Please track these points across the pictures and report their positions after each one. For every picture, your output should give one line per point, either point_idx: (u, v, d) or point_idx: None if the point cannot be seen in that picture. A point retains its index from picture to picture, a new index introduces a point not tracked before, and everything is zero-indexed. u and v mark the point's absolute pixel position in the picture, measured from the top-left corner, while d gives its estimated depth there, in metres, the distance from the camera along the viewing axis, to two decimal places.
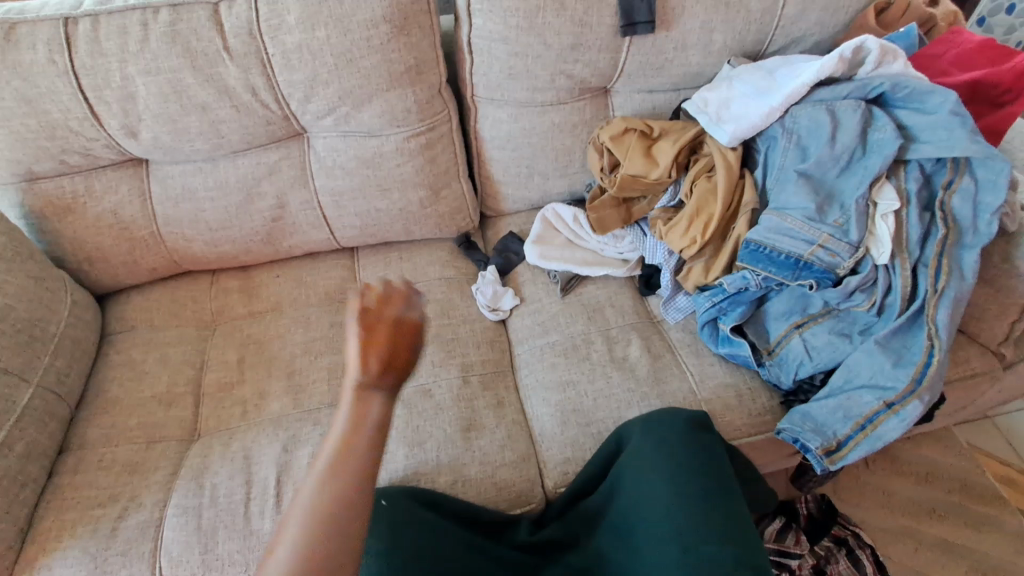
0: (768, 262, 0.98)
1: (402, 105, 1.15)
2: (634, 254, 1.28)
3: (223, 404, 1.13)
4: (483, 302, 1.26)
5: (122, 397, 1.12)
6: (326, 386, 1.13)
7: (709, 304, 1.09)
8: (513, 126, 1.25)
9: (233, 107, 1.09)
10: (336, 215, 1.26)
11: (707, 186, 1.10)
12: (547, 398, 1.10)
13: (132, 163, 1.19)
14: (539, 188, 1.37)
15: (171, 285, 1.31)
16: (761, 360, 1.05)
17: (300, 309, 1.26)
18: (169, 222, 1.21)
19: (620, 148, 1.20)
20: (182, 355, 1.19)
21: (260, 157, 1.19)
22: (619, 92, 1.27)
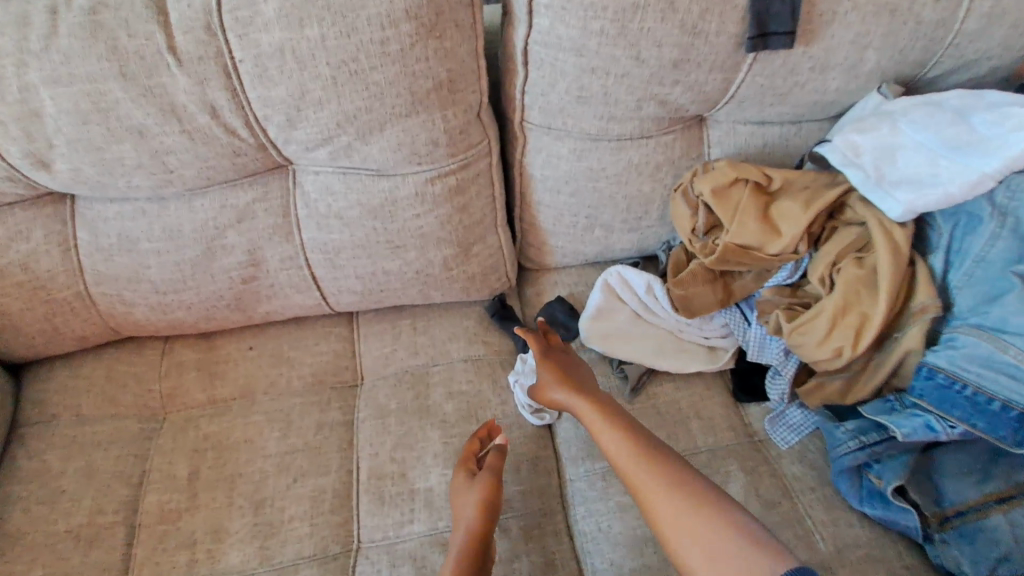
0: (971, 409, 0.69)
1: (425, 136, 0.82)
2: (728, 341, 0.95)
3: (163, 546, 0.81)
4: (523, 401, 0.92)
5: (25, 531, 0.81)
6: (307, 528, 0.81)
7: (856, 446, 0.76)
8: (574, 165, 0.92)
9: (185, 132, 0.77)
10: (329, 276, 0.93)
11: (859, 273, 0.78)
12: (616, 563, 0.78)
13: (51, 199, 0.86)
14: (599, 243, 1.03)
15: (108, 355, 0.99)
16: (930, 533, 0.73)
17: (277, 400, 0.94)
18: (102, 281, 0.89)
19: (725, 206, 0.87)
20: (114, 464, 0.87)
21: (227, 197, 0.86)
22: (718, 121, 0.93)
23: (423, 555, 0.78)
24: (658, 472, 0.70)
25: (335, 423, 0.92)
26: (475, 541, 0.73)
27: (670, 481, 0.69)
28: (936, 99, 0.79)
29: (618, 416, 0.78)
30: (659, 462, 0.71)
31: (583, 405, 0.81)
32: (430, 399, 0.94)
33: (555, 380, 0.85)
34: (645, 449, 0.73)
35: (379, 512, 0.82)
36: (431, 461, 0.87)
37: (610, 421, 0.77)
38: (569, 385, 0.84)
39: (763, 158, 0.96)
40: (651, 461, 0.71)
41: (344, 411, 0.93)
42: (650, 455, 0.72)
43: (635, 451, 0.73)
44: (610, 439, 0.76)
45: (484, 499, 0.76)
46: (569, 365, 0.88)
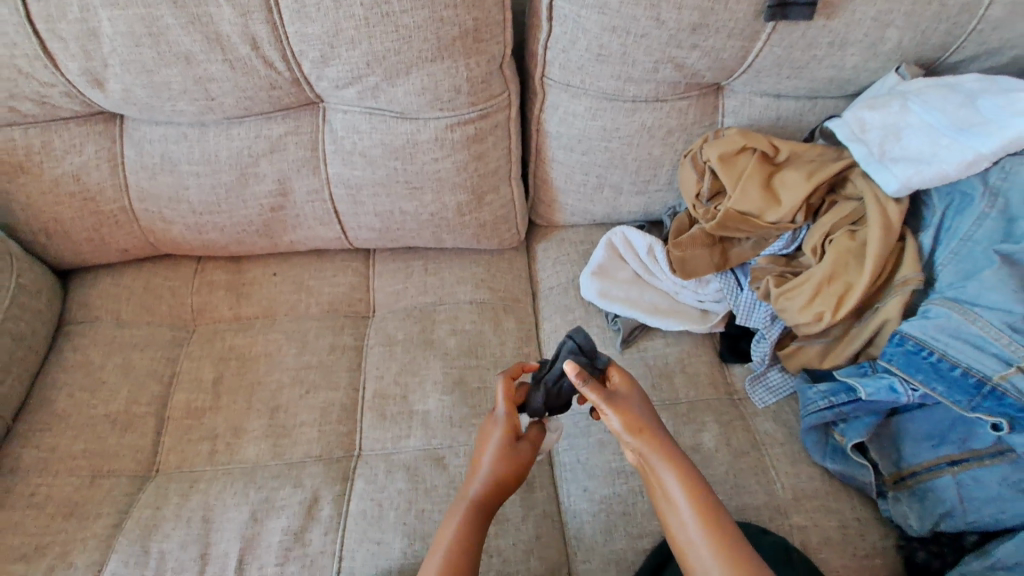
0: (933, 373, 0.72)
1: (448, 83, 0.87)
2: (720, 306, 0.99)
3: (189, 437, 0.91)
4: None
5: (70, 411, 0.91)
6: (314, 434, 0.90)
7: (825, 406, 0.81)
8: (588, 123, 0.96)
9: (226, 62, 0.83)
10: (350, 212, 1.00)
11: (850, 245, 0.82)
12: (589, 490, 0.86)
13: (102, 117, 0.94)
14: (607, 203, 1.07)
15: (147, 269, 1.08)
16: (883, 488, 0.80)
17: (296, 322, 1.03)
18: (145, 198, 0.97)
19: (731, 172, 0.90)
20: (148, 363, 0.97)
21: (262, 128, 0.93)
22: (734, 91, 0.95)
23: (417, 466, 0.86)
24: (701, 522, 0.61)
25: (347, 347, 1.00)
26: (489, 494, 0.70)
27: (721, 547, 0.59)
28: (953, 82, 0.81)
29: (681, 459, 0.65)
30: (716, 527, 0.60)
31: (648, 443, 0.66)
32: (434, 333, 1.01)
33: (623, 415, 0.67)
34: (705, 506, 0.62)
35: (380, 427, 0.91)
36: (430, 388, 0.94)
37: (669, 459, 0.65)
38: (642, 424, 0.67)
39: (776, 132, 0.98)
40: (703, 515, 0.61)
41: (355, 337, 1.01)
42: (706, 516, 0.61)
43: (692, 503, 0.62)
44: (666, 476, 0.64)
45: (506, 445, 0.73)
46: (639, 398, 0.70)
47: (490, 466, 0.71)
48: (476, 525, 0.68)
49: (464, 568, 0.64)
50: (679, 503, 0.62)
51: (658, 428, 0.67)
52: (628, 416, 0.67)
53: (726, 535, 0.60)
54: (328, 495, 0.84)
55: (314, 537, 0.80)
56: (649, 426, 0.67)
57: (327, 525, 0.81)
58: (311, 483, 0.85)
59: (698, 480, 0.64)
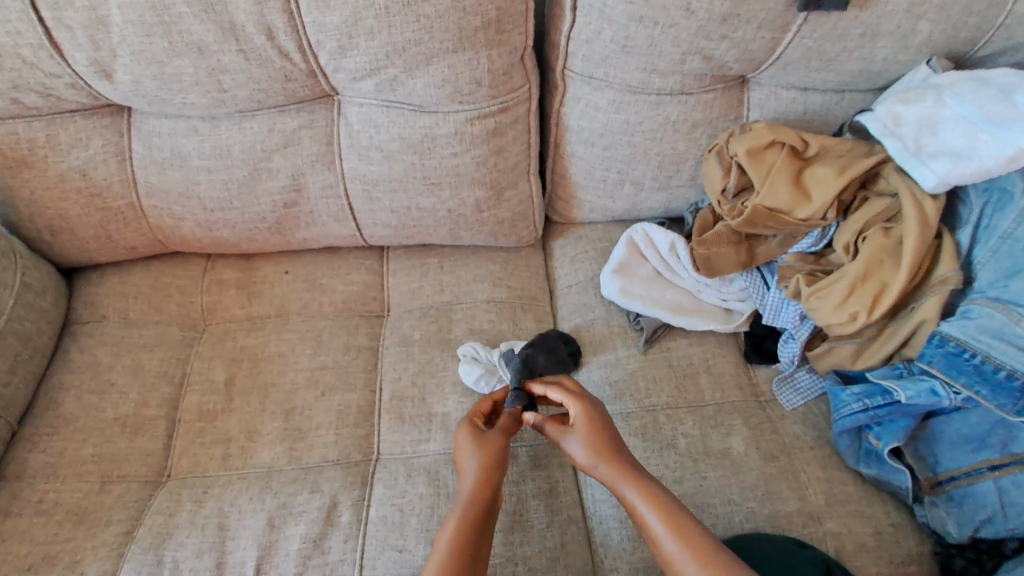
0: (977, 376, 0.72)
1: (469, 75, 0.84)
2: (745, 305, 0.97)
3: (201, 440, 0.88)
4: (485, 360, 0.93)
5: (78, 414, 0.89)
6: (331, 437, 0.87)
7: (860, 409, 0.79)
8: (611, 117, 0.93)
9: (241, 52, 0.80)
10: (365, 208, 0.97)
11: (884, 243, 0.81)
12: (615, 494, 0.83)
13: (109, 110, 0.90)
14: (628, 200, 1.04)
15: (155, 267, 1.05)
16: (919, 494, 0.78)
17: (309, 321, 1.00)
18: (154, 194, 0.94)
19: (759, 167, 0.88)
20: (158, 364, 0.94)
21: (275, 122, 0.90)
22: (760, 84, 0.92)
23: (438, 470, 0.84)
24: (666, 522, 0.65)
25: (362, 347, 0.97)
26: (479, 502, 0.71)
27: (688, 544, 0.63)
28: (985, 75, 0.78)
29: (639, 475, 0.71)
30: (680, 527, 0.65)
31: (605, 459, 0.72)
32: (452, 333, 0.98)
33: (585, 435, 0.74)
34: (665, 508, 0.67)
35: (398, 429, 0.88)
36: (449, 389, 0.92)
37: (626, 473, 0.71)
38: (602, 442, 0.73)
39: (802, 126, 0.95)
40: (666, 517, 0.66)
41: (370, 337, 0.98)
42: (668, 515, 0.66)
43: (654, 509, 0.67)
44: (627, 489, 0.69)
45: (488, 459, 0.75)
46: (601, 414, 0.77)
47: (473, 481, 0.73)
48: (468, 535, 0.68)
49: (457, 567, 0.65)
50: (642, 509, 0.67)
51: (616, 445, 0.74)
52: (589, 435, 0.74)
53: (692, 531, 0.64)
54: (347, 500, 0.81)
55: (334, 545, 0.77)
56: (608, 443, 0.74)
57: (347, 532, 0.78)
58: (329, 488, 0.82)
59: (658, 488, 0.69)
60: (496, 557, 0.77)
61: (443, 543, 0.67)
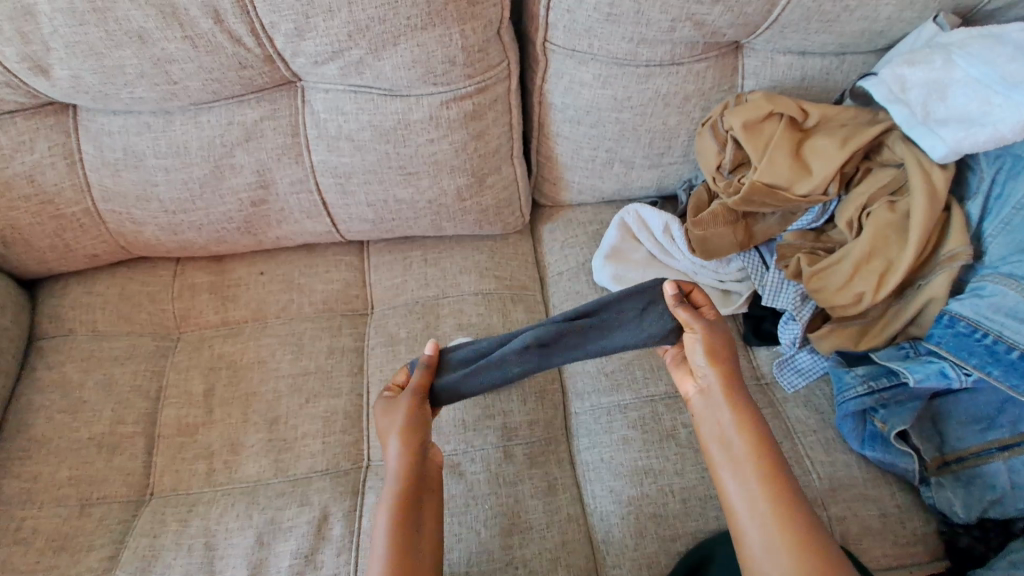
0: (988, 357, 0.70)
1: (441, 53, 0.77)
2: (743, 285, 0.92)
3: (183, 456, 0.84)
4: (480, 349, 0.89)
5: (50, 436, 0.84)
6: (319, 446, 0.84)
7: (864, 391, 0.76)
8: (597, 93, 0.87)
9: (188, 39, 0.73)
10: (339, 203, 0.91)
11: (890, 217, 0.77)
12: (615, 489, 0.80)
13: (53, 109, 0.83)
14: (618, 179, 0.98)
15: (121, 274, 0.99)
16: (926, 476, 0.75)
17: (288, 324, 0.95)
18: (110, 198, 0.88)
19: (756, 141, 0.83)
20: (132, 378, 0.89)
21: (234, 113, 0.83)
22: (755, 50, 0.86)
23: None
24: (749, 435, 0.63)
25: (346, 349, 0.92)
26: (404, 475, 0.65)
27: (795, 546, 0.55)
28: (1000, 31, 0.73)
29: (738, 387, 0.67)
30: (760, 441, 0.63)
31: (728, 396, 0.66)
32: (439, 329, 0.93)
33: (710, 352, 0.68)
34: (779, 491, 0.59)
35: None
36: None
37: (758, 445, 0.62)
38: (732, 381, 0.67)
39: (800, 93, 0.89)
40: (766, 454, 0.62)
41: (355, 338, 0.94)
42: (784, 519, 0.58)
43: (750, 438, 0.63)
44: (742, 467, 0.62)
45: (410, 425, 0.68)
46: (726, 340, 0.69)
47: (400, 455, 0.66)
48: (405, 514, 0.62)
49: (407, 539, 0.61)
50: (731, 419, 0.65)
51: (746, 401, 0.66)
52: (712, 355, 0.68)
53: (803, 530, 0.57)
54: (338, 512, 0.78)
55: (327, 559, 0.75)
56: (733, 387, 0.67)
57: (340, 544, 0.75)
58: (319, 500, 0.79)
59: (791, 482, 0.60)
60: (497, 564, 0.75)
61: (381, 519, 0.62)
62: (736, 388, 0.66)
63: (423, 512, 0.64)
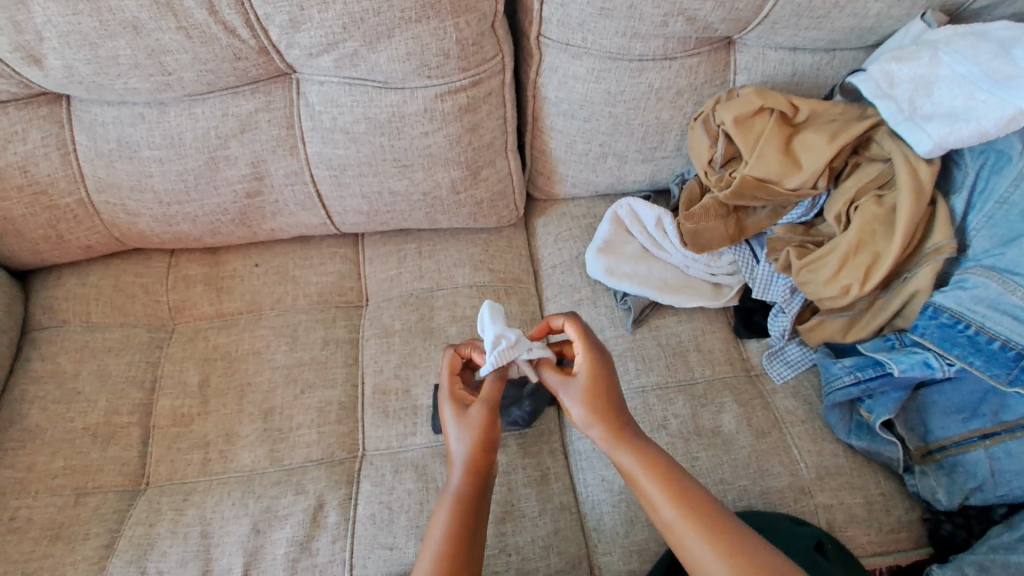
0: (971, 348, 0.71)
1: (436, 46, 0.78)
2: (734, 279, 0.94)
3: (178, 446, 0.85)
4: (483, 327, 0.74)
5: (44, 427, 0.84)
6: (314, 436, 0.84)
7: (851, 382, 0.78)
8: (590, 87, 0.88)
9: (181, 30, 0.73)
10: (334, 195, 0.91)
11: (877, 212, 0.78)
12: (607, 478, 0.81)
13: (46, 99, 0.83)
14: (611, 173, 0.99)
15: (115, 266, 0.99)
16: (909, 463, 0.77)
17: (283, 316, 0.95)
18: (104, 189, 0.88)
19: (746, 135, 0.84)
20: (126, 369, 0.90)
21: (228, 105, 0.83)
22: (747, 45, 0.87)
23: (425, 464, 0.81)
24: (644, 465, 0.63)
25: (341, 341, 0.93)
26: (475, 472, 0.66)
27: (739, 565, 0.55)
28: (985, 29, 0.75)
29: (619, 417, 0.67)
30: (657, 466, 0.63)
31: (612, 434, 0.65)
32: (434, 321, 0.94)
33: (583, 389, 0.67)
34: (695, 511, 0.59)
35: (382, 424, 0.85)
36: (433, 379, 0.89)
37: (655, 471, 0.62)
38: (604, 407, 0.66)
39: (791, 89, 0.91)
40: (663, 476, 0.62)
41: (349, 329, 0.94)
42: (701, 522, 0.58)
43: (646, 468, 0.63)
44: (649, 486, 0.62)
45: (481, 431, 0.67)
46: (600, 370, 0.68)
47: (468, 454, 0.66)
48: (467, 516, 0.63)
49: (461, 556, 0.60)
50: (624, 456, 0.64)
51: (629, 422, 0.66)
52: (587, 392, 0.67)
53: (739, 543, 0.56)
54: (333, 500, 0.79)
55: (322, 546, 0.75)
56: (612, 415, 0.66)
57: (335, 532, 0.76)
58: (314, 489, 0.80)
59: (703, 495, 0.61)
60: (490, 551, 0.76)
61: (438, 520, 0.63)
62: (615, 422, 0.66)
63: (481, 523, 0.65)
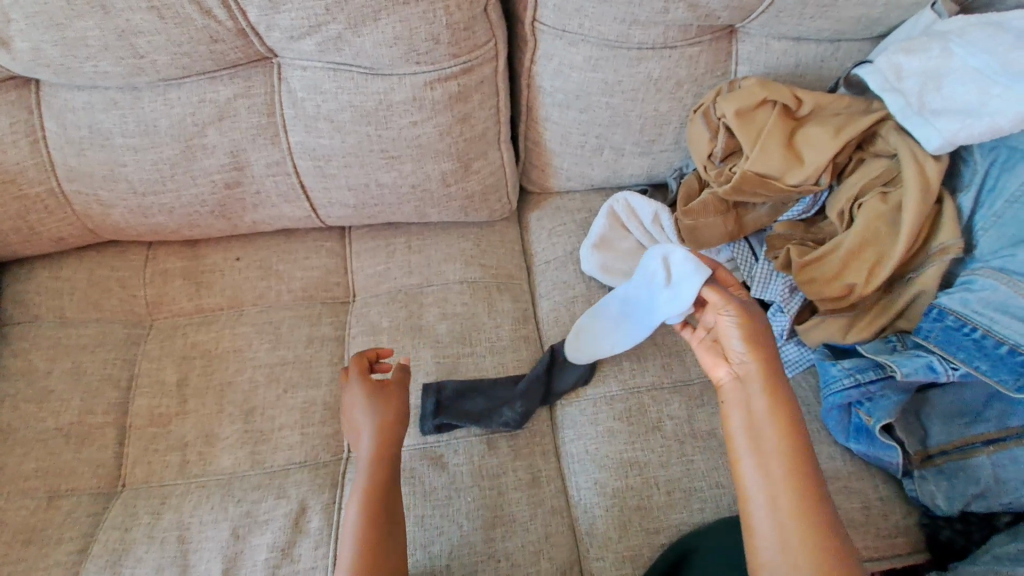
0: (976, 351, 0.69)
1: (425, 30, 0.74)
2: (732, 277, 0.91)
3: (155, 447, 0.81)
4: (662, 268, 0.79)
5: (15, 427, 0.81)
6: (297, 437, 0.81)
7: (849, 384, 0.75)
8: (587, 76, 0.84)
9: (154, 10, 0.69)
10: (319, 187, 0.88)
11: (882, 209, 0.76)
12: (599, 481, 0.79)
13: (12, 83, 0.79)
14: (607, 166, 0.96)
15: (90, 259, 0.95)
16: (909, 468, 0.74)
17: (266, 312, 0.92)
18: (76, 178, 0.84)
19: (748, 128, 0.81)
20: (101, 366, 0.86)
21: (206, 91, 0.79)
22: (749, 35, 0.84)
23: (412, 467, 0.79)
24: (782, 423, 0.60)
25: (326, 338, 0.90)
26: (380, 461, 0.69)
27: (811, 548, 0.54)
28: (999, 19, 0.71)
29: (779, 374, 0.63)
30: (792, 428, 0.60)
31: (765, 384, 0.62)
32: (423, 318, 0.91)
33: (742, 333, 0.65)
34: (804, 486, 0.57)
35: None
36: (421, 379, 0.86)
37: (787, 432, 0.60)
38: (766, 364, 0.64)
39: (794, 81, 0.87)
40: (792, 440, 0.59)
41: (335, 327, 0.91)
42: (803, 495, 0.56)
43: (778, 423, 0.60)
44: (768, 438, 0.60)
45: (378, 425, 0.70)
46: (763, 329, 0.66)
47: (368, 448, 0.69)
48: (384, 484, 0.67)
49: (377, 538, 0.63)
50: (756, 402, 0.62)
51: (785, 391, 0.62)
52: (751, 341, 0.65)
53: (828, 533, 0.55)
54: (316, 505, 0.76)
55: (304, 552, 0.73)
56: (773, 371, 0.63)
57: (317, 538, 0.74)
58: (296, 492, 0.77)
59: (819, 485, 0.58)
60: (479, 557, 0.73)
61: (351, 519, 0.65)
62: (774, 376, 0.63)
63: (393, 504, 0.67)
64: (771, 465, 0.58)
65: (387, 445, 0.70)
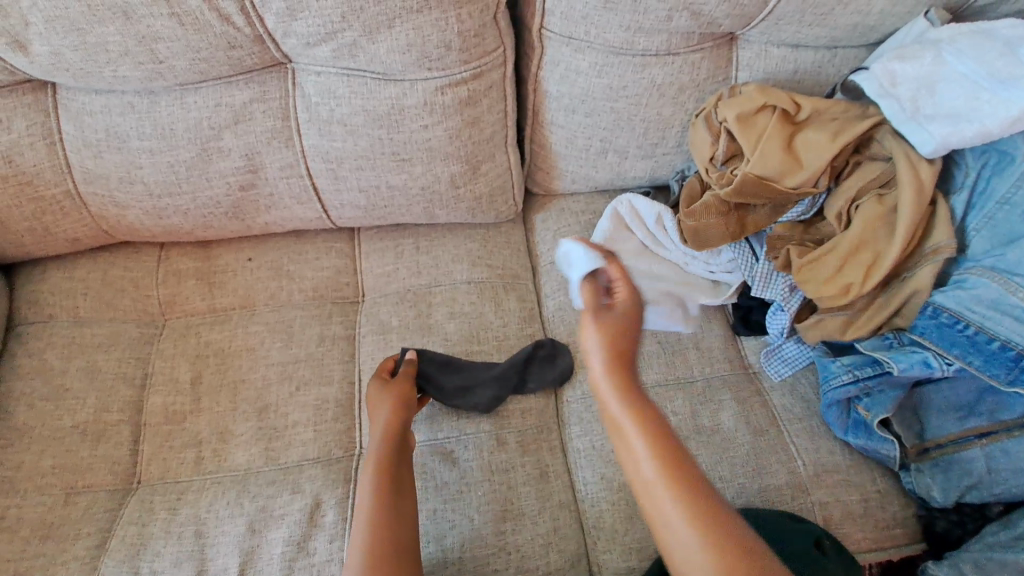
0: (970, 347, 0.72)
1: (437, 37, 0.76)
2: (733, 277, 0.94)
3: (170, 444, 0.83)
4: None
5: (32, 424, 0.82)
6: (310, 434, 0.83)
7: (849, 380, 0.78)
8: (592, 81, 0.87)
9: (174, 16, 0.71)
10: (331, 189, 0.90)
11: (878, 210, 0.78)
12: (606, 475, 0.81)
13: (30, 86, 0.80)
14: (611, 169, 0.98)
15: (103, 260, 0.96)
16: (905, 461, 0.77)
17: (277, 312, 0.93)
18: (92, 180, 0.85)
19: (749, 133, 0.84)
20: (116, 365, 0.87)
21: (222, 95, 0.81)
22: (749, 42, 0.87)
23: (424, 462, 0.81)
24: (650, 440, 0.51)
25: (337, 337, 0.91)
26: (388, 454, 0.74)
27: None
28: (985, 29, 0.74)
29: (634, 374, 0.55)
30: (662, 444, 0.51)
31: (620, 388, 0.54)
32: (432, 318, 0.93)
33: (607, 340, 0.56)
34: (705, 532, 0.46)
35: None
36: None
37: (661, 451, 0.50)
38: (624, 367, 0.55)
39: (792, 87, 0.90)
40: (667, 460, 0.50)
41: (345, 326, 0.93)
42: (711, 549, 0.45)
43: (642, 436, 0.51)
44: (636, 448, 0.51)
45: (387, 421, 0.77)
46: (624, 320, 0.58)
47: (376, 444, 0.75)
48: (389, 492, 0.70)
49: (385, 529, 0.66)
50: (624, 418, 0.52)
51: (637, 389, 0.54)
52: (613, 341, 0.56)
53: None
54: (330, 499, 0.78)
55: (319, 545, 0.74)
56: (628, 372, 0.55)
57: (332, 531, 0.75)
58: (311, 487, 0.79)
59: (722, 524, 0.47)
60: (490, 550, 0.75)
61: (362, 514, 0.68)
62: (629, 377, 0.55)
63: (402, 495, 0.71)
64: (666, 508, 0.48)
65: (394, 440, 0.76)
